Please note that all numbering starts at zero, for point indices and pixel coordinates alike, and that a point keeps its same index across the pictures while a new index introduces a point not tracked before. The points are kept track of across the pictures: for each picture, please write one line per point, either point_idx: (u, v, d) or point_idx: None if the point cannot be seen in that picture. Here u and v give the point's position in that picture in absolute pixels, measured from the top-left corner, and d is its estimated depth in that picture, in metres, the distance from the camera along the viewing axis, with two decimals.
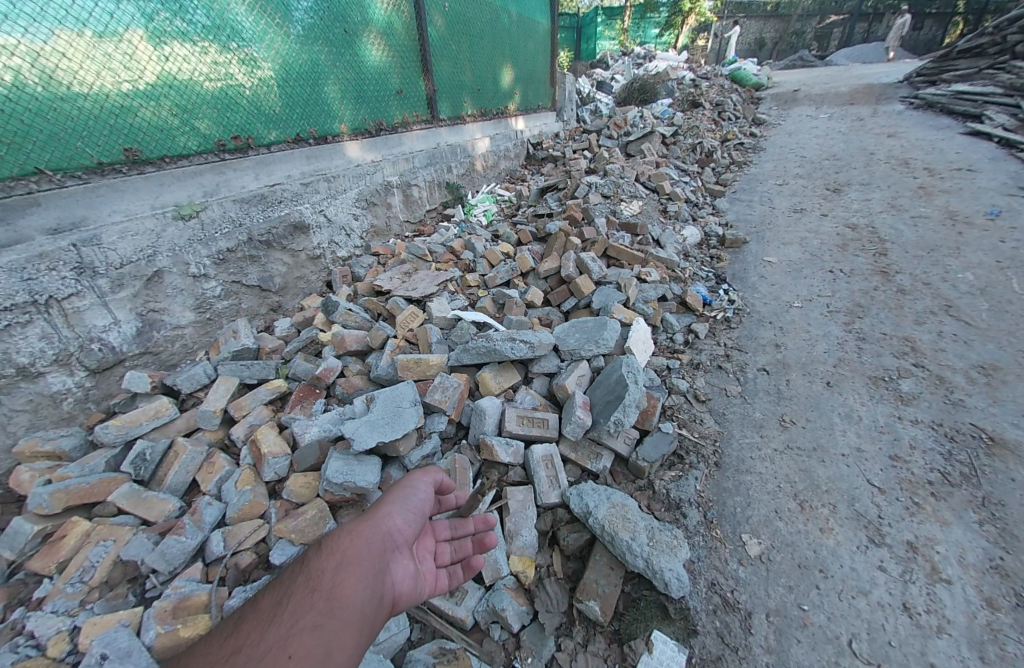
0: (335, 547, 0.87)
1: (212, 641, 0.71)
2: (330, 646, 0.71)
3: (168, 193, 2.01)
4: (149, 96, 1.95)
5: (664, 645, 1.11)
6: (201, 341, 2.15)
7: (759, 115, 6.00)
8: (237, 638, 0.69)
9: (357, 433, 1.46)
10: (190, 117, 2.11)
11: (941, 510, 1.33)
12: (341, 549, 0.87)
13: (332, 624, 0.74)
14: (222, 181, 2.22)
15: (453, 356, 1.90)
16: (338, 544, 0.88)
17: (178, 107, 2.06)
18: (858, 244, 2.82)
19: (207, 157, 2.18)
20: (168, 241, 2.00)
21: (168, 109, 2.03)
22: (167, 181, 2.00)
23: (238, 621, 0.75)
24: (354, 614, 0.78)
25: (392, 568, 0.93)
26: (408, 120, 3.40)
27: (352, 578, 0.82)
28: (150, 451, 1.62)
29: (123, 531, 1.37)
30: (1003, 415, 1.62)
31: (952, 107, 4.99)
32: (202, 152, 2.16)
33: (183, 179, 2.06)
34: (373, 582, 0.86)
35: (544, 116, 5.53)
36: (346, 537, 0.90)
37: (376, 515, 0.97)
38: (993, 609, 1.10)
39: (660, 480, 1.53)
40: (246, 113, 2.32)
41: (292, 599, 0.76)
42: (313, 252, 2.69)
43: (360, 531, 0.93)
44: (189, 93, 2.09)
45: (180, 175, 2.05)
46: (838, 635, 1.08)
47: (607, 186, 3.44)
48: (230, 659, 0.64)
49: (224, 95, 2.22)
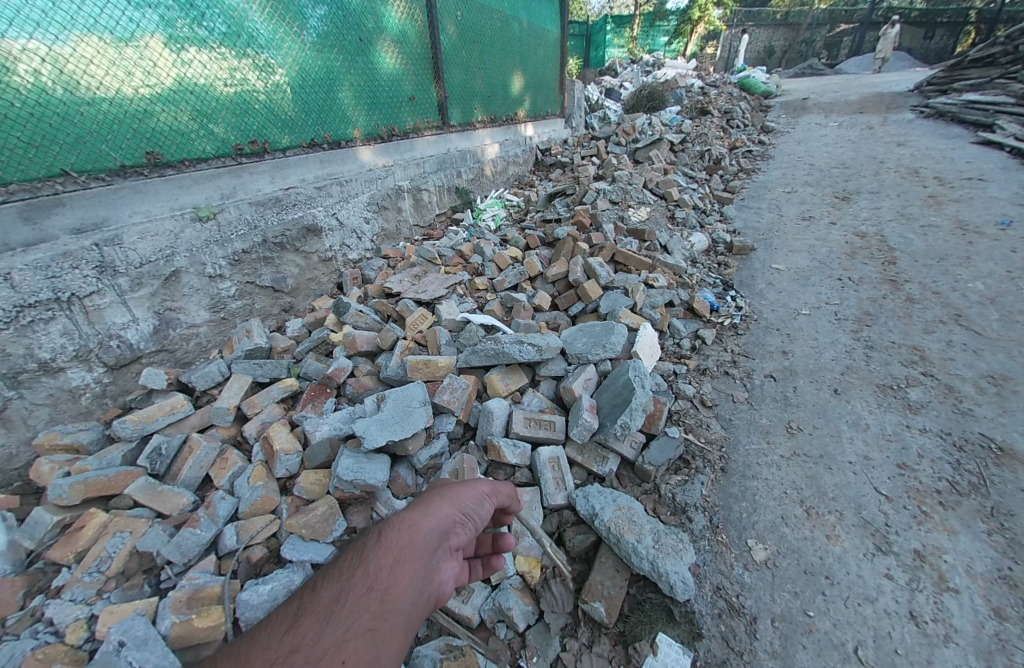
0: (396, 538, 0.83)
1: (264, 627, 0.66)
2: (379, 654, 0.67)
3: (187, 195, 2.08)
4: (169, 101, 2.03)
5: (669, 647, 1.11)
6: (215, 340, 2.21)
7: (767, 123, 6.00)
8: (293, 630, 0.65)
9: (368, 431, 1.50)
10: (208, 121, 2.17)
11: (948, 520, 1.33)
12: (399, 546, 0.81)
13: (385, 633, 0.70)
14: (239, 184, 2.29)
15: (462, 358, 1.93)
16: (396, 541, 0.82)
17: (198, 111, 2.14)
18: (866, 252, 2.82)
19: (224, 161, 2.25)
20: (186, 243, 2.06)
21: (187, 113, 2.10)
22: (186, 184, 2.07)
23: (293, 607, 0.70)
24: (404, 620, 0.74)
25: (442, 568, 0.91)
26: (419, 126, 3.46)
27: (405, 579, 0.78)
28: (165, 445, 1.66)
29: (139, 523, 1.42)
30: (1013, 425, 1.61)
31: (963, 116, 4.96)
32: (220, 156, 2.23)
33: (201, 182, 2.13)
34: (427, 585, 0.82)
35: (552, 122, 5.58)
36: (405, 534, 0.84)
37: (439, 507, 0.94)
38: (1001, 619, 1.09)
39: (666, 484, 1.54)
40: (261, 118, 2.39)
41: (350, 594, 0.72)
42: (325, 254, 2.74)
43: (406, 532, 0.85)
44: (206, 98, 2.16)
45: (198, 178, 2.12)
46: (843, 642, 1.08)
47: (615, 193, 3.46)
48: (287, 659, 0.60)
49: (240, 100, 2.29)
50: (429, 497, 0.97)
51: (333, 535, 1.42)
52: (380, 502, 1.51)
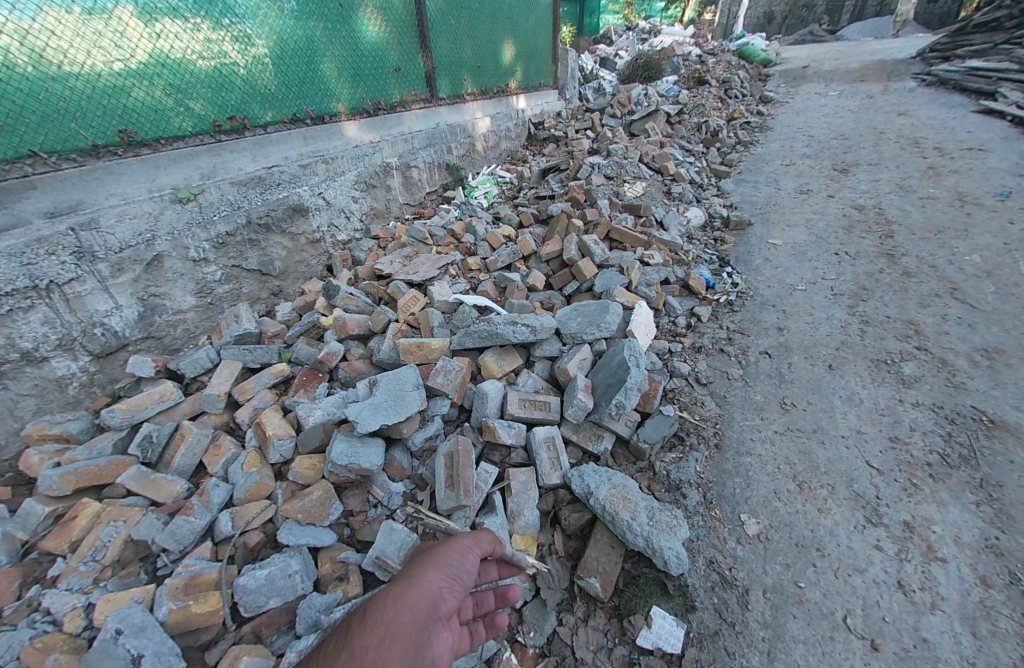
0: (381, 612, 0.76)
1: None
2: None
3: (164, 176, 1.98)
4: (142, 75, 1.91)
5: (663, 620, 1.15)
6: (203, 326, 2.15)
7: (766, 92, 5.82)
8: None
9: (361, 416, 1.48)
10: (184, 97, 2.06)
11: (938, 492, 1.35)
12: (386, 621, 0.74)
13: None
14: (219, 163, 2.18)
15: (455, 340, 1.89)
16: (382, 615, 0.75)
17: (173, 85, 2.01)
18: (864, 226, 2.77)
19: (203, 138, 2.14)
20: (167, 225, 1.97)
21: (161, 89, 1.98)
22: (163, 163, 1.98)
23: None
24: None
25: (434, 643, 0.82)
26: (406, 99, 3.31)
27: (397, 657, 0.70)
28: (156, 433, 1.65)
29: (133, 512, 1.42)
30: (1004, 398, 1.62)
31: (966, 83, 4.83)
32: (198, 133, 2.12)
33: (179, 161, 2.03)
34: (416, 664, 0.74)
35: (545, 95, 5.37)
36: (391, 606, 0.77)
37: (425, 574, 0.88)
38: (986, 587, 1.12)
39: (660, 461, 1.54)
40: (240, 93, 2.27)
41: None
42: (312, 235, 2.65)
43: (392, 605, 0.78)
44: (182, 71, 2.03)
45: (176, 157, 2.02)
46: (832, 611, 1.11)
47: (610, 167, 3.36)
48: None
49: (218, 74, 2.16)
50: (418, 565, 0.91)
51: (329, 519, 1.43)
52: (376, 485, 1.52)
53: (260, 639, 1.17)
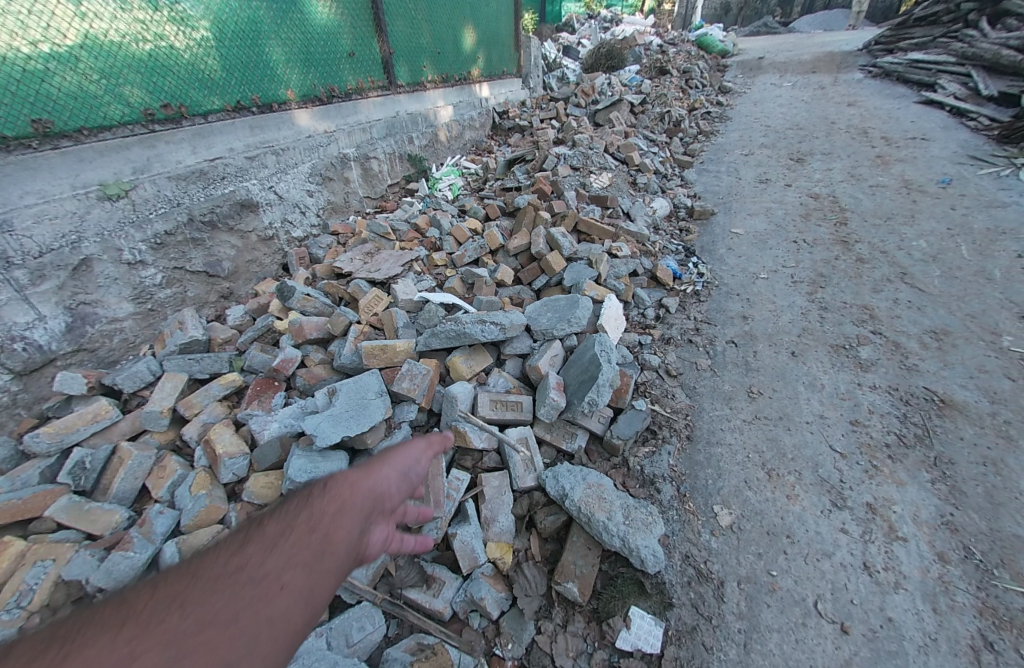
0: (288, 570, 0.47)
1: None
2: None
3: (89, 170, 1.78)
4: (63, 59, 1.71)
5: (642, 619, 1.12)
6: (145, 334, 1.95)
7: (725, 83, 5.94)
8: None
9: (320, 428, 1.38)
10: (114, 83, 1.86)
11: (897, 472, 1.41)
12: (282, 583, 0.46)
13: None
14: (153, 156, 1.98)
15: (422, 341, 1.79)
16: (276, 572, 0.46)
17: (95, 69, 1.80)
18: (820, 213, 2.88)
19: (134, 129, 1.93)
20: (95, 225, 1.77)
21: (87, 74, 1.78)
22: (87, 157, 1.77)
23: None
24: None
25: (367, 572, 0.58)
26: (362, 86, 3.12)
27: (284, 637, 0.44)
28: (89, 459, 1.47)
29: (63, 548, 1.25)
30: (952, 377, 1.72)
31: (907, 76, 5.10)
32: (128, 123, 1.91)
33: (105, 154, 1.82)
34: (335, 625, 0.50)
35: (509, 83, 5.25)
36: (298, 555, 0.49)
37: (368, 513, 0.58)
38: (943, 562, 1.18)
39: (634, 456, 1.54)
40: (179, 79, 2.06)
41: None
42: (264, 232, 2.46)
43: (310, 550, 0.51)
44: (112, 55, 1.83)
45: (102, 150, 1.81)
46: (804, 597, 1.13)
47: (576, 158, 3.31)
48: None
49: (154, 58, 1.96)
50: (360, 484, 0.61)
51: None
52: None
53: None
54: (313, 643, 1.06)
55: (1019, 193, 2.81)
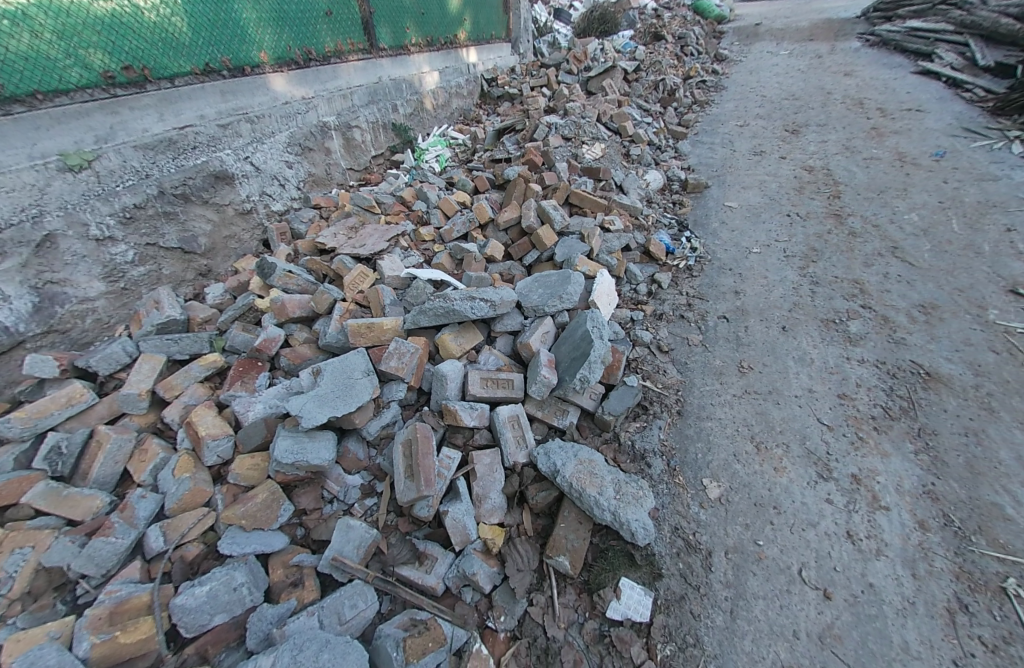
0: None
1: None
2: None
3: (46, 140, 1.66)
4: (13, 17, 1.54)
5: (631, 590, 1.16)
6: (119, 314, 1.84)
7: (720, 50, 5.74)
8: None
9: (305, 409, 1.34)
10: (70, 43, 1.70)
11: (882, 443, 1.44)
12: None
13: None
14: (117, 124, 1.85)
15: (409, 319, 1.74)
16: None
17: (47, 28, 1.63)
18: (814, 186, 2.84)
19: (94, 94, 1.79)
20: (56, 198, 1.65)
21: (41, 34, 1.62)
22: (43, 125, 1.65)
23: None
24: None
25: None
26: (341, 48, 2.94)
27: None
28: (66, 443, 1.42)
29: (43, 535, 1.21)
30: (938, 351, 1.74)
31: (906, 44, 4.98)
32: (86, 87, 1.77)
33: (64, 122, 1.70)
34: None
35: (497, 48, 4.98)
36: None
37: None
38: (924, 529, 1.22)
39: (625, 431, 1.54)
40: (142, 39, 1.92)
41: None
42: (241, 206, 2.33)
43: None
44: (68, 13, 1.67)
45: (60, 117, 1.68)
46: (789, 565, 1.17)
47: (567, 127, 3.18)
48: None
49: (113, 16, 1.80)
50: None
51: (278, 520, 1.31)
52: (330, 479, 1.40)
53: (207, 659, 1.06)
54: (305, 623, 1.05)
55: (1011, 166, 2.80)
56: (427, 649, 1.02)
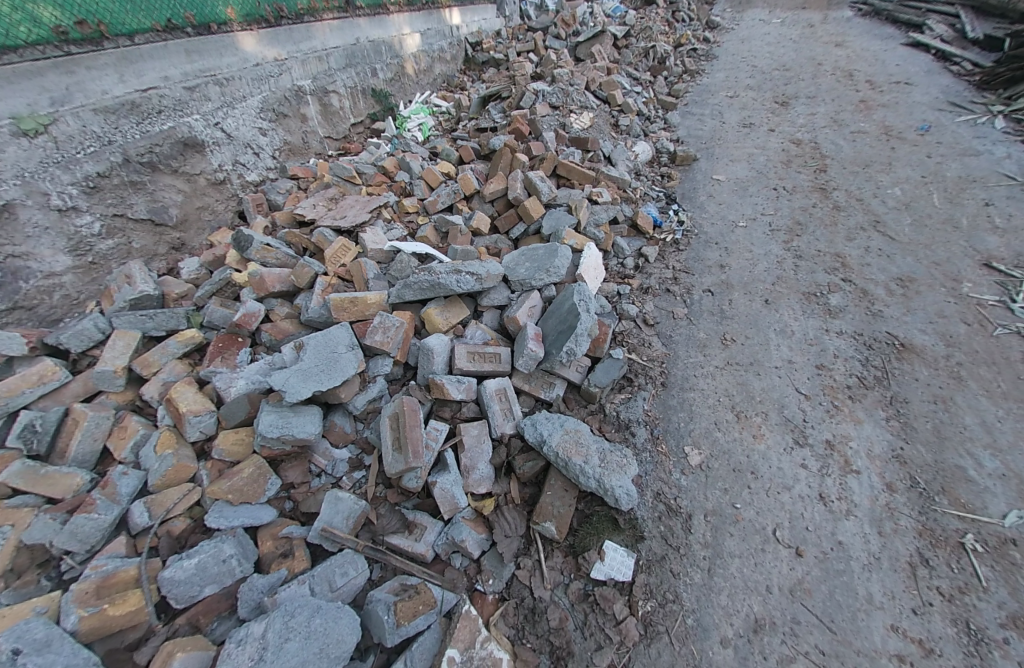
0: None
1: None
2: None
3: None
4: None
5: (615, 552, 1.20)
6: (88, 290, 1.75)
7: (712, 17, 5.55)
8: None
9: (288, 384, 1.32)
10: None
11: (855, 411, 1.50)
12: None
13: None
14: (74, 84, 1.73)
15: (394, 293, 1.70)
16: None
17: None
18: (801, 160, 2.83)
19: (47, 51, 1.67)
20: (11, 164, 1.54)
21: None
22: None
23: None
24: None
25: None
26: (314, 6, 2.80)
27: None
28: (40, 421, 1.37)
29: (22, 514, 1.19)
30: (913, 322, 1.80)
31: (897, 14, 4.89)
32: (38, 44, 1.65)
33: (14, 80, 1.58)
34: None
35: (481, 9, 4.74)
36: None
37: None
38: (891, 491, 1.29)
39: (610, 403, 1.57)
40: None
41: None
42: (214, 175, 2.21)
43: None
44: None
45: (9, 74, 1.57)
46: (764, 526, 1.22)
47: (555, 95, 3.07)
48: None
49: None
50: None
51: (266, 495, 1.32)
52: (318, 454, 1.40)
53: (198, 629, 1.08)
54: (296, 590, 1.05)
55: (992, 141, 2.84)
56: (417, 613, 1.05)
